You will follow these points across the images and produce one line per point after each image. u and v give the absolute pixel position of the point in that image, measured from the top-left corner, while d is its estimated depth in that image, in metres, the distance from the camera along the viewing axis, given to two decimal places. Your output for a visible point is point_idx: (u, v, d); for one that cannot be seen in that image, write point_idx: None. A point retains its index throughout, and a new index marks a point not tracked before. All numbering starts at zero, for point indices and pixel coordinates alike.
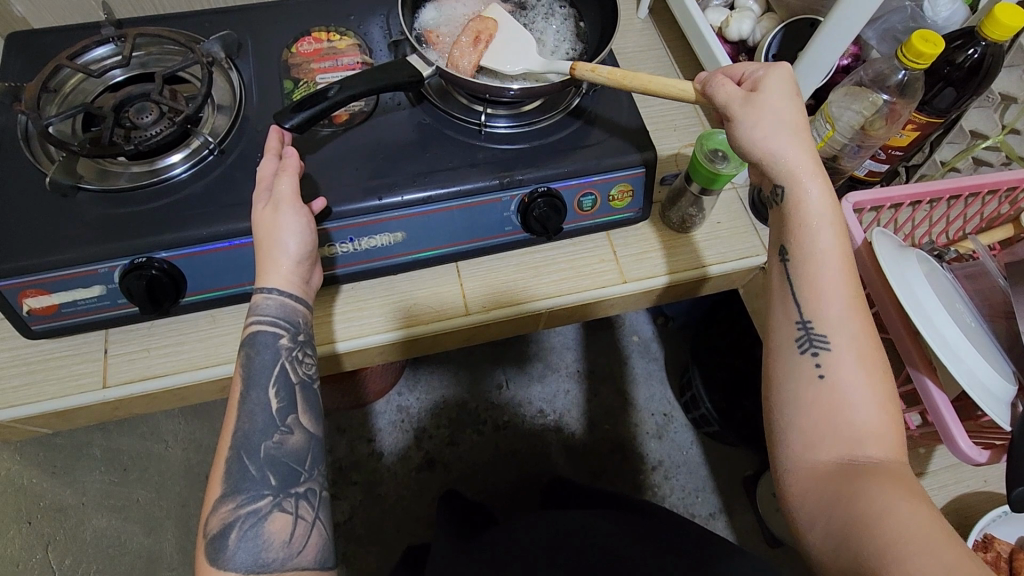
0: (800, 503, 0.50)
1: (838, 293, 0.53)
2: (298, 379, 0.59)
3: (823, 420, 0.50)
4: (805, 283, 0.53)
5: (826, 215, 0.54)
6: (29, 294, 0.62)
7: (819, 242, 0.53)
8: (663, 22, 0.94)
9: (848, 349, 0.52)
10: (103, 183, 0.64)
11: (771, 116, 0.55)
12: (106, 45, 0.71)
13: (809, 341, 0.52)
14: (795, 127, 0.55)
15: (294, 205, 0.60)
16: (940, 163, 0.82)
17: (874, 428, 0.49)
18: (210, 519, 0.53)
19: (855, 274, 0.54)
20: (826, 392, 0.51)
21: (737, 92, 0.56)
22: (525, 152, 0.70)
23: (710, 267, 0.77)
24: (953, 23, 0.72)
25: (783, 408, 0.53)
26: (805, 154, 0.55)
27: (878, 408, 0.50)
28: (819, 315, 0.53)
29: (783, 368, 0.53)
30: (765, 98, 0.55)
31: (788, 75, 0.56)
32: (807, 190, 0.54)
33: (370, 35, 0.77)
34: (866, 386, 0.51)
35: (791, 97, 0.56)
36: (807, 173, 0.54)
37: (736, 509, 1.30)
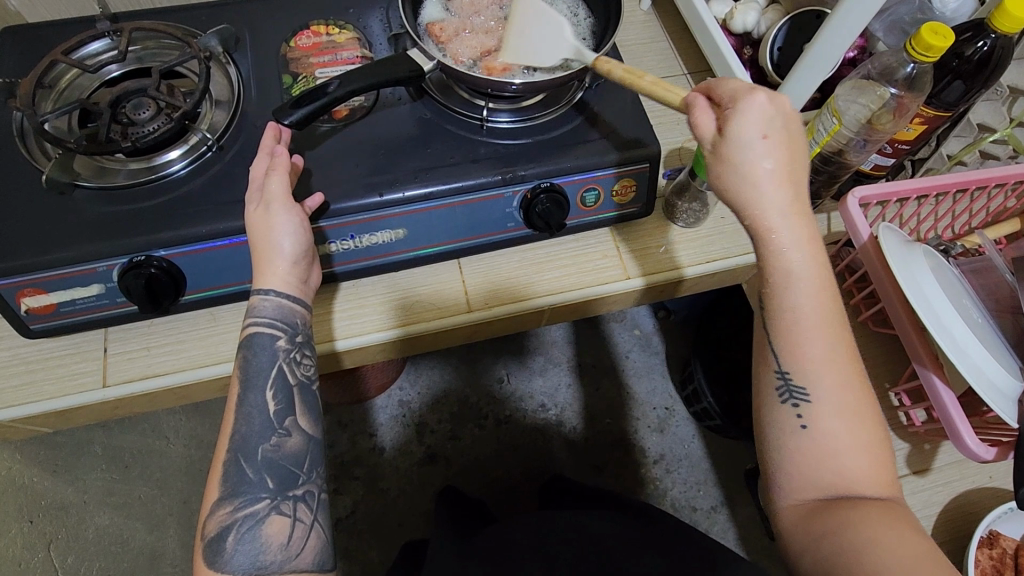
0: (788, 538, 0.51)
1: (815, 345, 0.51)
2: (295, 380, 0.59)
3: (808, 465, 0.51)
4: (780, 337, 0.52)
5: (799, 268, 0.51)
6: (28, 293, 0.61)
7: (788, 298, 0.51)
8: (666, 14, 0.92)
9: (831, 398, 0.51)
10: (101, 180, 0.63)
11: (739, 167, 0.50)
12: (102, 40, 0.70)
13: (788, 393, 0.52)
14: (771, 173, 0.50)
15: (286, 204, 0.59)
16: (947, 157, 0.79)
17: (861, 473, 0.50)
18: (207, 522, 0.53)
19: (838, 323, 0.52)
20: (810, 441, 0.51)
21: (708, 137, 0.52)
22: (527, 147, 0.69)
23: (685, 268, 0.76)
24: (961, 14, 0.72)
25: (770, 447, 0.54)
26: (777, 204, 0.51)
27: (866, 451, 0.50)
28: (798, 367, 0.52)
29: (766, 414, 0.54)
30: (733, 148, 0.50)
31: (763, 109, 0.50)
32: (776, 245, 0.51)
33: (369, 28, 0.76)
34: (850, 432, 0.51)
35: (765, 136, 0.50)
36: (778, 227, 0.51)
37: (737, 502, 1.30)
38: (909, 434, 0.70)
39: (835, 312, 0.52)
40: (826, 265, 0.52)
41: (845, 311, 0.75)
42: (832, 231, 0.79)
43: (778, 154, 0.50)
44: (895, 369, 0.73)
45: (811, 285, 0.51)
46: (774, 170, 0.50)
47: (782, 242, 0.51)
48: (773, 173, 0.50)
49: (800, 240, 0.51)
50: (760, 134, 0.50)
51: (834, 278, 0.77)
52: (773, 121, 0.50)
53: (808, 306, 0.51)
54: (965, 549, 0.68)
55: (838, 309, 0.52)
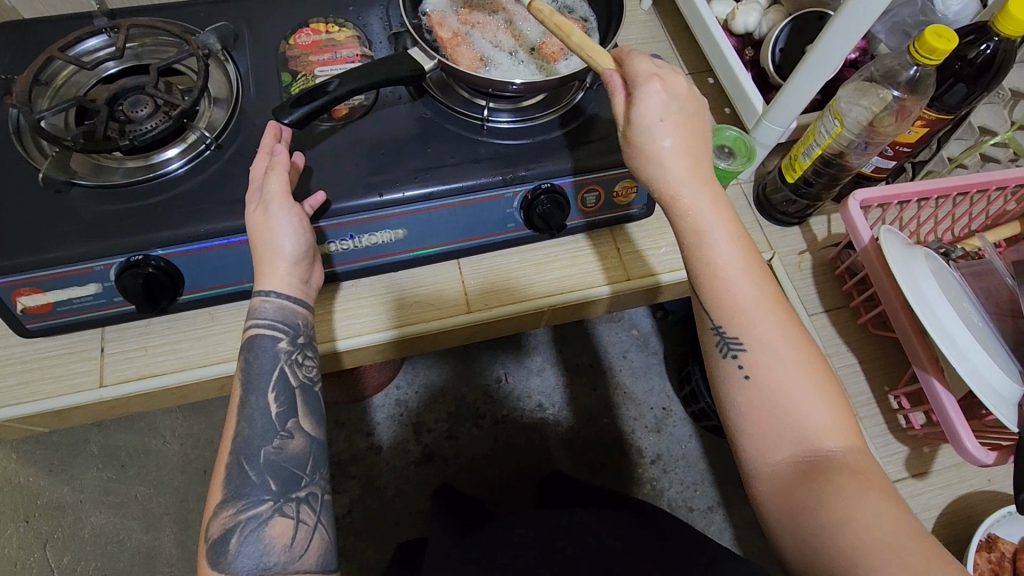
0: (768, 511, 0.50)
1: (742, 293, 0.52)
2: (298, 382, 0.59)
3: (764, 422, 0.50)
4: (709, 295, 0.53)
5: (710, 223, 0.52)
6: (24, 292, 0.61)
7: (707, 254, 0.52)
8: (668, 14, 0.92)
9: (769, 346, 0.51)
10: (97, 178, 0.63)
11: (645, 149, 0.53)
12: (99, 36, 0.69)
13: (727, 348, 0.52)
14: (672, 149, 0.52)
15: (285, 203, 0.59)
16: (948, 159, 0.78)
17: (815, 418, 0.49)
18: (210, 524, 0.53)
19: (761, 268, 0.53)
20: (758, 394, 0.51)
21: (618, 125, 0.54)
22: (528, 148, 0.69)
23: (661, 275, 0.76)
24: (964, 16, 0.72)
25: (728, 412, 0.53)
26: (682, 170, 0.52)
27: (813, 393, 0.50)
28: (731, 320, 0.52)
29: (715, 378, 0.53)
30: (638, 133, 0.53)
31: (655, 91, 0.52)
32: (685, 208, 0.52)
33: (369, 26, 0.75)
34: (797, 378, 0.50)
35: (662, 119, 0.52)
36: (685, 191, 0.52)
37: (735, 502, 1.30)
38: (908, 437, 0.70)
39: (753, 260, 0.53)
40: (735, 219, 0.53)
41: (845, 314, 0.75)
42: (831, 234, 0.79)
43: (678, 131, 0.52)
44: (894, 372, 0.73)
45: (727, 239, 0.52)
46: (675, 144, 0.52)
47: (693, 205, 0.52)
48: (675, 148, 0.52)
49: (706, 199, 0.52)
50: (659, 116, 0.52)
51: (834, 280, 0.77)
52: (670, 99, 0.52)
53: (729, 259, 0.52)
54: (964, 552, 0.68)
55: (757, 257, 0.53)
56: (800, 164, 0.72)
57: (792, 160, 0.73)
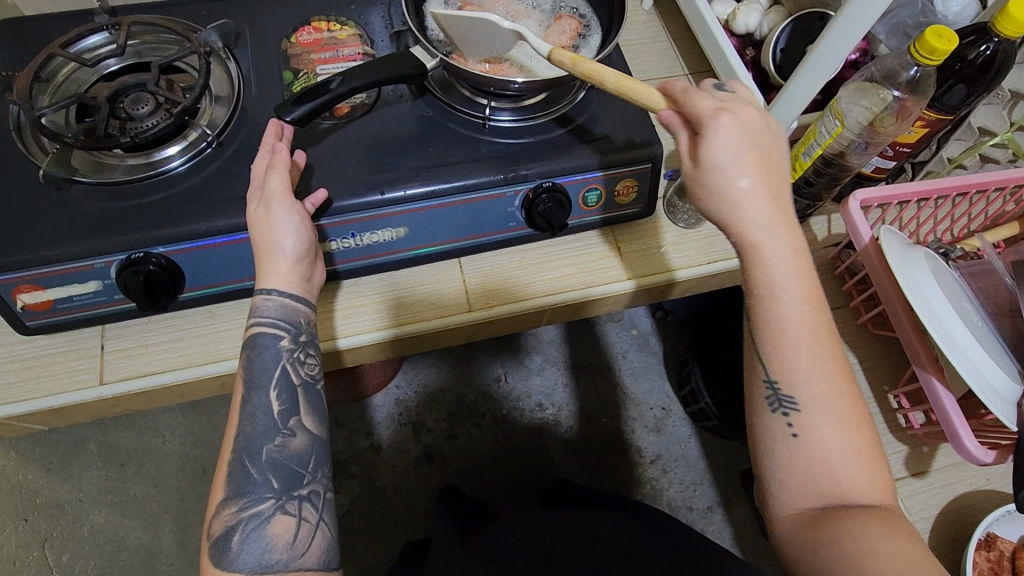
0: (786, 550, 0.52)
1: (803, 353, 0.51)
2: (300, 381, 0.58)
3: (803, 477, 0.51)
4: (767, 347, 0.52)
5: (782, 278, 0.50)
6: (24, 289, 0.61)
7: (780, 309, 0.50)
8: (668, 14, 0.92)
9: (822, 406, 0.51)
10: (98, 175, 0.62)
11: (717, 192, 0.50)
12: (100, 33, 0.69)
13: (777, 402, 0.52)
14: (749, 193, 0.50)
15: (286, 201, 0.59)
16: (947, 160, 0.79)
17: (857, 481, 0.50)
18: (212, 522, 0.53)
19: (830, 332, 0.51)
20: (802, 451, 0.51)
21: (684, 162, 0.52)
22: (530, 146, 0.69)
23: (676, 271, 0.76)
24: (963, 18, 0.72)
25: (766, 459, 0.54)
26: (760, 219, 0.50)
27: (859, 458, 0.50)
28: (787, 376, 0.51)
29: (759, 425, 0.53)
30: (708, 175, 0.50)
31: (732, 133, 0.49)
32: (757, 258, 0.50)
33: (371, 25, 0.75)
34: (841, 438, 0.51)
35: (737, 158, 0.49)
36: (766, 240, 0.50)
37: (734, 502, 1.31)
38: (908, 436, 0.70)
39: (823, 321, 0.51)
40: (812, 274, 0.51)
41: (845, 313, 0.76)
42: (832, 233, 0.79)
43: (756, 172, 0.50)
44: (894, 372, 0.73)
45: (798, 296, 0.51)
46: (753, 189, 0.50)
47: (771, 255, 0.50)
48: (750, 193, 0.50)
49: (783, 252, 0.50)
50: (732, 158, 0.49)
51: (834, 279, 0.77)
52: (743, 141, 0.49)
53: (796, 316, 0.51)
54: (963, 551, 0.69)
55: (826, 317, 0.51)
56: (801, 165, 0.73)
57: (793, 159, 0.74)
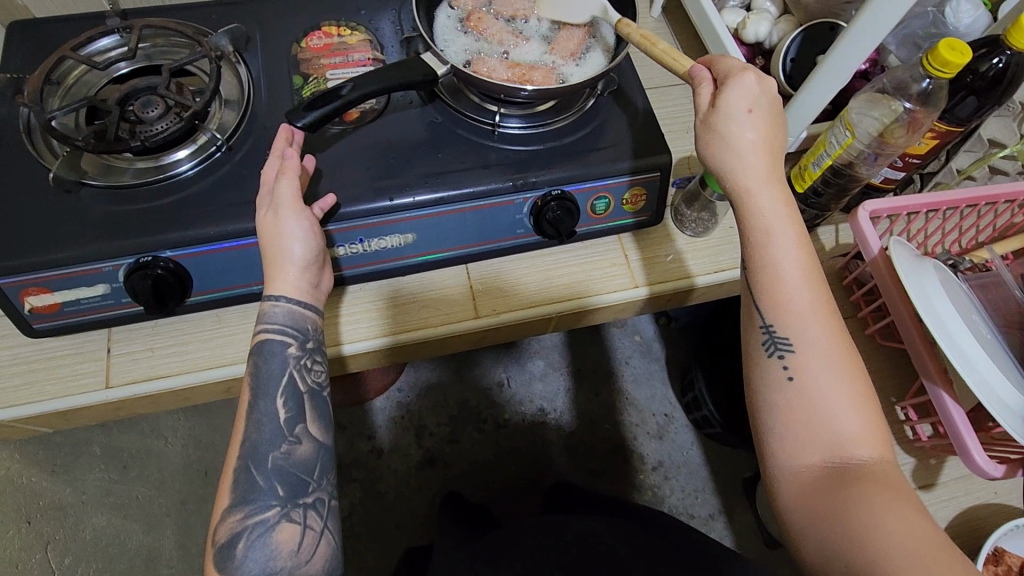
0: (788, 513, 0.49)
1: (799, 298, 0.51)
2: (306, 388, 0.58)
3: (799, 423, 0.49)
4: (764, 291, 0.52)
5: (778, 222, 0.52)
6: (32, 292, 0.60)
7: (774, 253, 0.51)
8: (677, 22, 0.93)
9: (817, 351, 0.50)
10: (107, 178, 0.62)
11: (726, 133, 0.52)
12: (111, 36, 0.69)
13: (773, 347, 0.51)
14: (753, 142, 0.52)
15: (295, 207, 0.59)
16: (957, 171, 0.78)
17: (855, 431, 0.48)
18: (217, 529, 0.53)
19: (824, 282, 0.52)
20: (799, 397, 0.50)
21: (701, 109, 0.54)
22: (539, 154, 0.69)
23: (698, 278, 0.76)
24: (975, 30, 0.73)
25: (761, 413, 0.52)
26: (758, 165, 0.52)
27: (856, 408, 0.49)
28: (783, 321, 0.51)
29: (755, 377, 0.52)
30: (719, 117, 0.52)
31: (748, 82, 0.52)
32: (757, 203, 0.52)
33: (381, 30, 0.75)
34: (837, 387, 0.50)
35: (750, 108, 0.52)
36: (759, 185, 0.52)
37: (736, 509, 1.30)
38: (915, 449, 0.70)
39: (817, 269, 0.52)
40: (803, 225, 0.52)
41: (853, 324, 0.75)
42: (839, 243, 0.79)
43: (761, 121, 0.52)
44: (902, 383, 0.73)
45: (793, 242, 0.52)
46: (756, 138, 0.52)
47: (766, 199, 0.52)
48: (756, 141, 0.52)
49: (779, 199, 0.52)
50: (745, 107, 0.52)
51: (842, 290, 0.77)
52: (759, 94, 0.52)
53: (791, 262, 0.51)
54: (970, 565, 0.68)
55: (821, 269, 0.52)
56: (809, 175, 0.72)
57: (801, 169, 0.73)
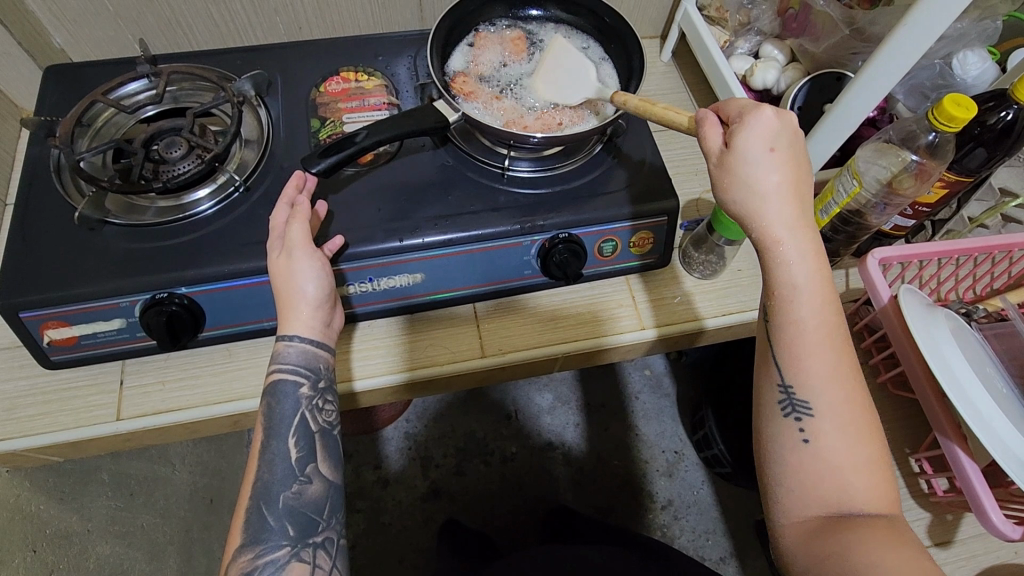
0: (790, 561, 0.49)
1: (821, 359, 0.49)
2: (317, 427, 0.59)
3: (809, 485, 0.48)
4: (785, 349, 0.50)
5: (802, 279, 0.49)
6: (51, 325, 0.62)
7: (797, 311, 0.49)
8: (686, 68, 0.95)
9: (835, 413, 0.49)
10: (129, 217, 0.65)
11: (747, 180, 0.49)
12: (140, 80, 0.73)
13: (791, 407, 0.50)
14: (778, 189, 0.49)
15: (306, 249, 0.60)
16: (969, 219, 0.78)
17: (865, 496, 0.47)
18: (227, 568, 0.53)
19: (847, 340, 0.50)
20: (811, 458, 0.49)
21: (712, 151, 0.51)
22: (547, 197, 0.70)
23: (706, 320, 0.75)
24: (983, 81, 0.74)
25: (771, 465, 0.51)
26: (785, 216, 0.49)
27: (870, 473, 0.48)
28: (802, 380, 0.50)
29: (767, 430, 0.51)
30: (739, 161, 0.50)
31: (769, 124, 0.49)
32: (783, 257, 0.49)
33: (397, 75, 0.78)
34: (851, 450, 0.49)
35: (772, 149, 0.49)
36: (787, 240, 0.49)
37: (749, 553, 1.26)
38: (931, 503, 0.68)
39: (840, 328, 0.50)
40: (831, 279, 0.50)
41: (865, 371, 0.74)
42: (850, 288, 0.79)
43: (786, 167, 0.49)
44: (915, 433, 0.71)
45: (817, 300, 0.49)
46: (780, 185, 0.49)
47: (792, 255, 0.49)
48: (782, 185, 0.49)
49: (802, 254, 0.49)
50: (767, 147, 0.49)
51: (853, 336, 0.76)
52: (781, 134, 0.50)
53: (812, 322, 0.49)
54: None
55: (844, 326, 0.50)
56: (818, 221, 0.73)
57: None
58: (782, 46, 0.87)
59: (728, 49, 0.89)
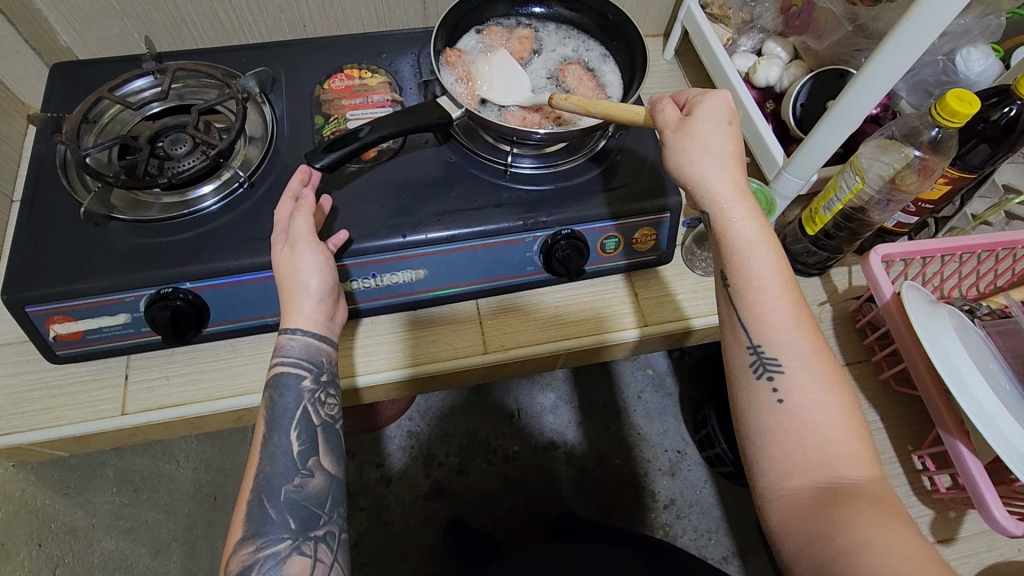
0: (783, 537, 0.47)
1: (781, 314, 0.51)
2: (319, 421, 0.59)
3: (791, 446, 0.48)
4: (747, 307, 0.51)
5: (756, 235, 0.52)
6: (57, 320, 0.63)
7: (753, 266, 0.51)
8: (689, 66, 0.95)
9: (803, 368, 0.50)
10: (135, 213, 0.65)
11: (701, 142, 0.53)
12: (146, 77, 0.73)
13: (762, 367, 0.50)
14: (728, 151, 0.53)
15: (310, 243, 0.60)
16: (972, 216, 0.78)
17: (845, 449, 0.47)
18: (229, 561, 0.53)
19: (803, 294, 0.52)
20: (788, 417, 0.49)
21: (670, 122, 0.55)
22: (550, 193, 0.70)
23: (693, 319, 0.76)
24: (985, 78, 0.74)
25: (752, 435, 0.51)
26: (735, 176, 0.53)
27: (847, 426, 0.48)
28: (768, 339, 0.51)
29: (743, 399, 0.51)
30: (697, 125, 0.53)
31: (720, 98, 0.54)
32: (735, 213, 0.52)
33: (400, 73, 0.78)
34: (826, 407, 0.49)
35: (728, 121, 0.54)
36: (738, 197, 0.52)
37: (751, 553, 1.26)
38: (933, 500, 0.68)
39: (793, 282, 0.52)
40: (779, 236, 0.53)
41: (867, 368, 0.74)
42: (852, 286, 0.79)
43: (734, 134, 0.54)
44: (917, 431, 0.71)
45: (771, 253, 0.51)
46: (731, 149, 0.53)
47: (744, 211, 0.52)
48: (732, 150, 0.53)
49: (754, 212, 0.52)
50: (725, 120, 0.54)
51: (855, 333, 0.76)
52: (732, 108, 0.54)
53: (770, 275, 0.51)
54: None
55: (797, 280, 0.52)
56: (820, 218, 0.72)
57: (812, 213, 0.73)
58: (785, 44, 0.87)
59: (730, 47, 0.90)
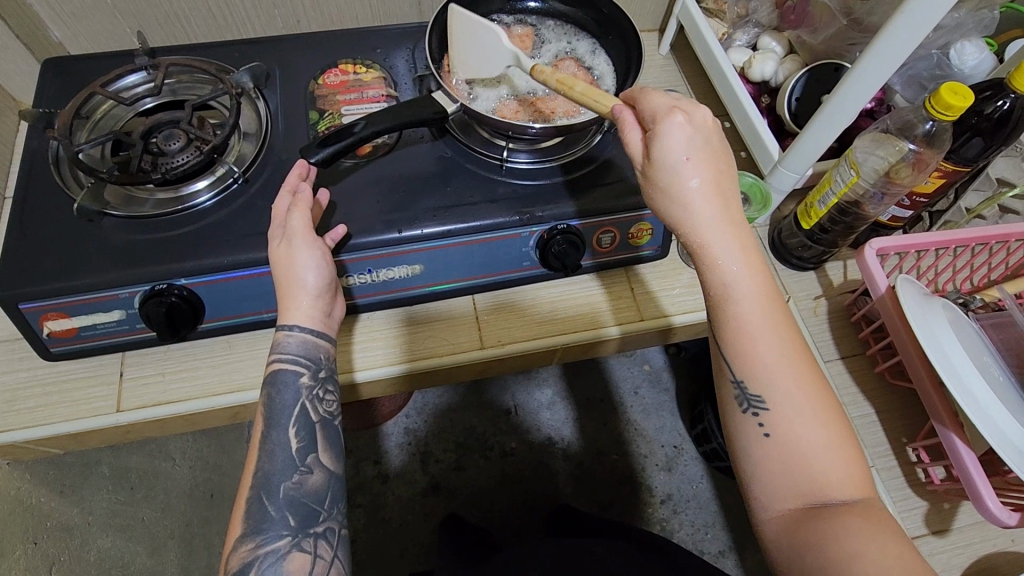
0: (772, 553, 0.48)
1: (766, 349, 0.50)
2: (318, 417, 0.59)
3: (778, 477, 0.48)
4: (730, 346, 0.51)
5: (731, 276, 0.50)
6: (51, 317, 0.62)
7: (730, 307, 0.50)
8: (684, 60, 0.96)
9: (790, 400, 0.49)
10: (128, 209, 0.65)
11: (667, 187, 0.51)
12: (138, 73, 0.73)
13: (746, 402, 0.50)
14: (697, 190, 0.50)
15: (307, 239, 0.60)
16: (966, 210, 0.78)
17: (834, 479, 0.47)
18: (229, 558, 0.53)
19: (791, 323, 0.51)
20: (775, 449, 0.49)
21: (637, 158, 0.53)
22: (546, 188, 0.70)
23: (674, 316, 0.76)
24: (979, 72, 0.74)
25: (743, 461, 0.51)
26: (707, 215, 0.50)
27: (836, 455, 0.48)
28: (752, 374, 0.50)
29: (730, 425, 0.52)
30: (659, 166, 0.51)
31: (681, 129, 0.50)
32: (710, 256, 0.50)
33: (395, 68, 0.78)
34: (814, 436, 0.48)
35: (689, 155, 0.50)
36: (711, 237, 0.50)
37: (748, 546, 1.27)
38: (928, 492, 0.68)
39: (780, 313, 0.50)
40: (761, 268, 0.50)
41: (862, 361, 0.75)
42: (848, 280, 0.79)
43: (701, 167, 0.50)
44: (911, 424, 0.72)
45: (749, 291, 0.50)
46: (699, 189, 0.50)
47: (717, 254, 0.50)
48: (700, 188, 0.50)
49: (731, 249, 0.50)
50: (682, 155, 0.50)
51: (850, 326, 0.77)
52: (694, 138, 0.50)
53: (750, 313, 0.50)
54: None
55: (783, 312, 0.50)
56: (816, 212, 0.73)
57: (808, 207, 0.74)
58: (780, 38, 0.87)
59: (727, 40, 0.89)
